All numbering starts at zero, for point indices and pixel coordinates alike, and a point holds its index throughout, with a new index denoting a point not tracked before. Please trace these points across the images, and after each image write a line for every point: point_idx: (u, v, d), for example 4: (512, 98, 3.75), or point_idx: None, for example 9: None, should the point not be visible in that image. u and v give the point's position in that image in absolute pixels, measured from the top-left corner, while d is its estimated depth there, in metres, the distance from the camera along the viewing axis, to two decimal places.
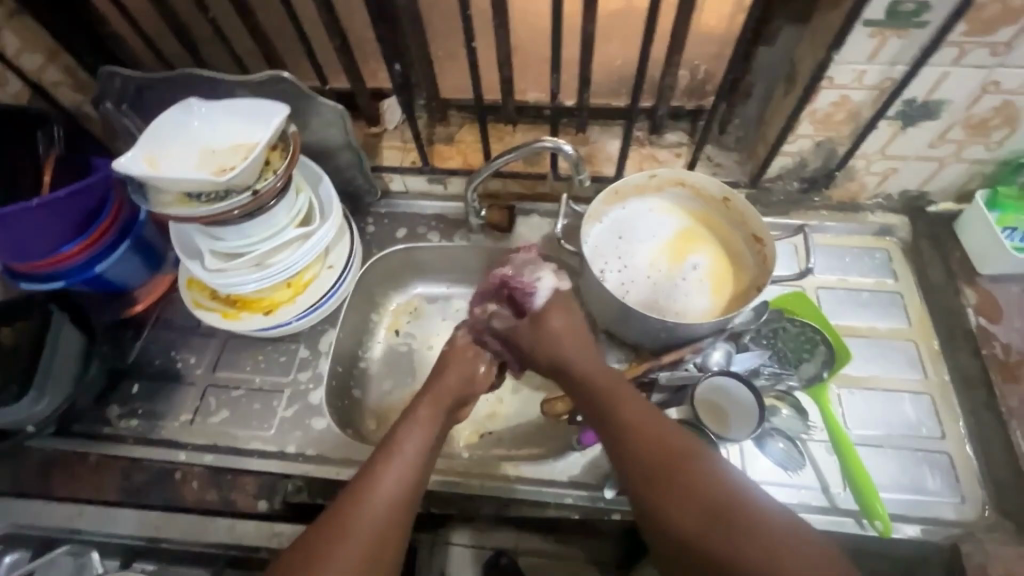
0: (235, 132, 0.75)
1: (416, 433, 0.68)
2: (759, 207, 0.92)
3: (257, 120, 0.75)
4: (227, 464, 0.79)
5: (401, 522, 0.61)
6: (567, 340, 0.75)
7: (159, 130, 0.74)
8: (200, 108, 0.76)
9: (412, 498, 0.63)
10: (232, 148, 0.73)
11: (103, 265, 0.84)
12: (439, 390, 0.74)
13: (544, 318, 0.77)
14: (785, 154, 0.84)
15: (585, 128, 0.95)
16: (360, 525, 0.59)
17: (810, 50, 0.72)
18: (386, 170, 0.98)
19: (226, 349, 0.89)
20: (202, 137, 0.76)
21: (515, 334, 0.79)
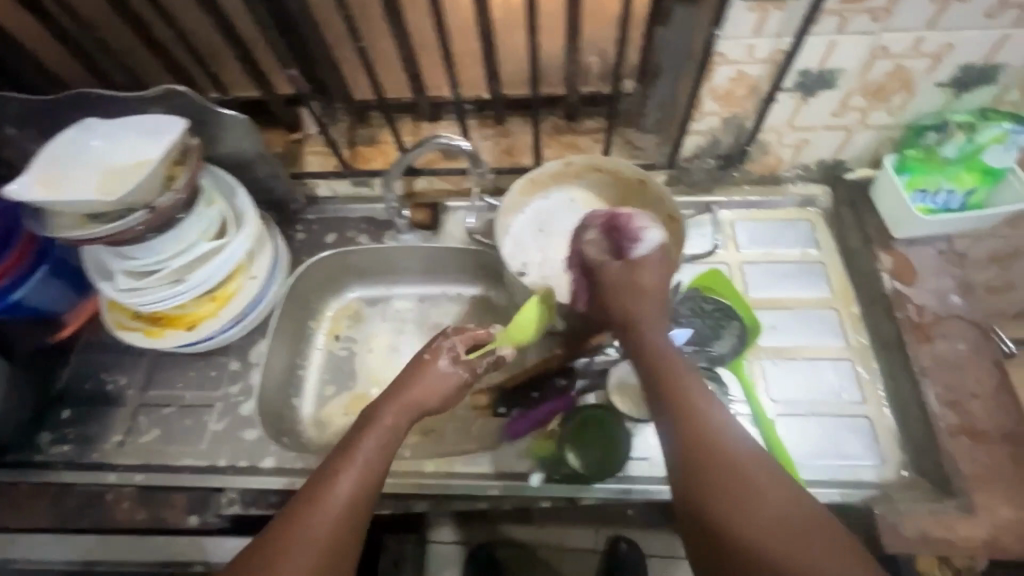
0: (133, 149, 0.73)
1: (373, 438, 0.65)
2: (681, 187, 0.93)
3: (154, 135, 0.74)
4: (157, 482, 0.79)
5: (349, 535, 0.59)
6: (651, 294, 0.65)
7: (56, 153, 0.74)
8: (98, 127, 0.76)
9: (363, 509, 0.60)
10: (131, 165, 0.72)
11: (20, 292, 0.83)
12: (406, 391, 0.70)
13: (640, 271, 0.65)
14: (695, 132, 0.84)
15: (504, 120, 0.95)
16: (313, 532, 0.57)
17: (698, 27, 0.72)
18: (309, 176, 0.97)
19: (157, 367, 0.89)
20: (97, 153, 0.74)
21: (602, 271, 0.66)
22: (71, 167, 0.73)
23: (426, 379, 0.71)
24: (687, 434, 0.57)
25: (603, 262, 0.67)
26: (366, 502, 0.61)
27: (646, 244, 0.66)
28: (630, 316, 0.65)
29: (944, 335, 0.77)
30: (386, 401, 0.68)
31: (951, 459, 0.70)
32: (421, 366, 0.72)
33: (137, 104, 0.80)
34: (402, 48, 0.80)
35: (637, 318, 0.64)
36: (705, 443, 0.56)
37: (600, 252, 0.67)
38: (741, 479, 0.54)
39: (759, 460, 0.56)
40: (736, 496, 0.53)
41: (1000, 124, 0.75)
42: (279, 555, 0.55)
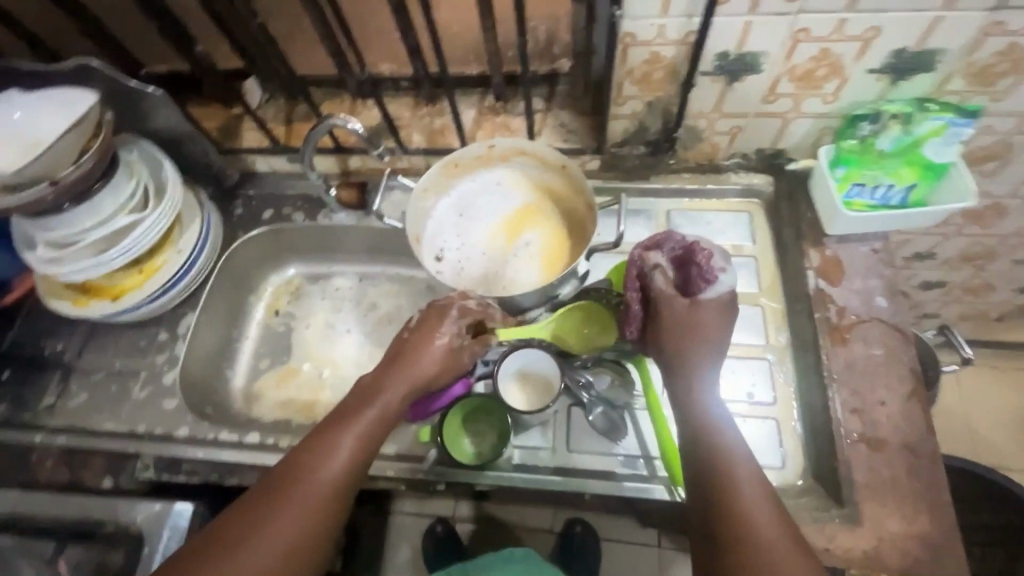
0: (51, 123, 0.74)
1: (370, 417, 0.64)
2: (615, 173, 0.90)
3: (63, 106, 0.75)
4: (80, 444, 0.83)
5: (331, 517, 0.59)
6: (702, 334, 0.63)
7: None
8: (15, 98, 0.76)
9: (347, 489, 0.61)
10: (46, 141, 0.73)
11: None
12: (409, 365, 0.68)
13: (704, 314, 0.63)
14: (620, 116, 0.81)
15: (437, 99, 0.94)
16: (294, 510, 0.58)
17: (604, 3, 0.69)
18: (245, 152, 0.98)
19: (91, 335, 0.92)
20: (20, 126, 0.75)
21: (667, 304, 0.65)
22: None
23: (431, 352, 0.68)
24: (707, 474, 0.56)
25: (673, 295, 0.65)
26: (351, 483, 0.61)
27: (716, 287, 0.65)
28: (681, 352, 0.63)
29: (861, 338, 0.74)
30: (394, 376, 0.67)
31: (846, 467, 0.68)
32: (429, 336, 0.69)
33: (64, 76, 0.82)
34: (317, 23, 0.79)
35: (686, 358, 0.63)
36: (718, 488, 0.55)
37: (667, 282, 0.66)
38: (745, 528, 0.52)
39: (773, 510, 0.54)
40: (739, 543, 0.52)
41: (940, 117, 0.70)
42: (262, 524, 0.57)
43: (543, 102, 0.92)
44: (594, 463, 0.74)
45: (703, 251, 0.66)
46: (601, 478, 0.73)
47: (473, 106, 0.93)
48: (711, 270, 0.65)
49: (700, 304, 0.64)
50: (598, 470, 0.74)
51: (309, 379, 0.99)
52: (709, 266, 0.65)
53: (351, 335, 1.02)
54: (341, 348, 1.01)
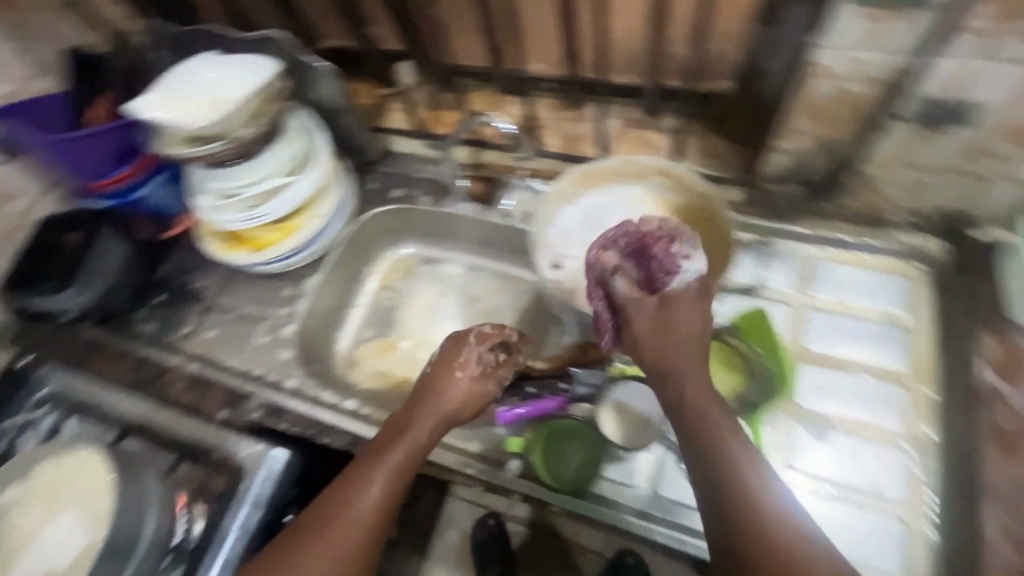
0: (232, 81, 0.81)
1: (399, 453, 0.66)
2: (759, 209, 0.82)
3: (247, 72, 0.82)
4: (206, 375, 0.92)
5: (370, 547, 0.61)
6: (682, 334, 0.59)
7: (171, 76, 0.83)
8: (209, 60, 0.85)
9: (379, 525, 0.62)
10: (227, 97, 0.80)
11: (142, 191, 1.00)
12: (436, 400, 0.70)
13: (678, 310, 0.60)
14: (780, 150, 0.74)
15: (579, 105, 0.92)
16: (328, 546, 0.60)
17: (791, 29, 0.62)
18: (388, 132, 1.03)
19: (232, 277, 1.02)
20: (201, 80, 0.82)
21: (636, 309, 0.62)
22: (176, 89, 0.81)
23: (453, 387, 0.70)
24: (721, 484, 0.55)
25: (638, 297, 0.63)
26: (384, 518, 0.63)
27: (688, 274, 0.62)
28: (672, 364, 0.58)
29: None
30: (421, 411, 0.69)
31: None
32: (451, 372, 0.71)
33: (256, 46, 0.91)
34: None
35: (677, 371, 0.58)
36: (739, 508, 0.53)
37: (627, 283, 0.64)
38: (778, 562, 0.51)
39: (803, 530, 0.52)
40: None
41: None
42: (305, 557, 0.60)
43: (691, 122, 0.87)
44: (681, 515, 0.70)
45: (663, 244, 0.65)
46: (686, 532, 0.69)
47: (616, 117, 0.91)
48: (675, 260, 0.63)
49: (670, 301, 0.61)
50: (683, 524, 0.70)
51: (406, 356, 1.02)
52: (672, 257, 0.64)
53: (451, 322, 1.04)
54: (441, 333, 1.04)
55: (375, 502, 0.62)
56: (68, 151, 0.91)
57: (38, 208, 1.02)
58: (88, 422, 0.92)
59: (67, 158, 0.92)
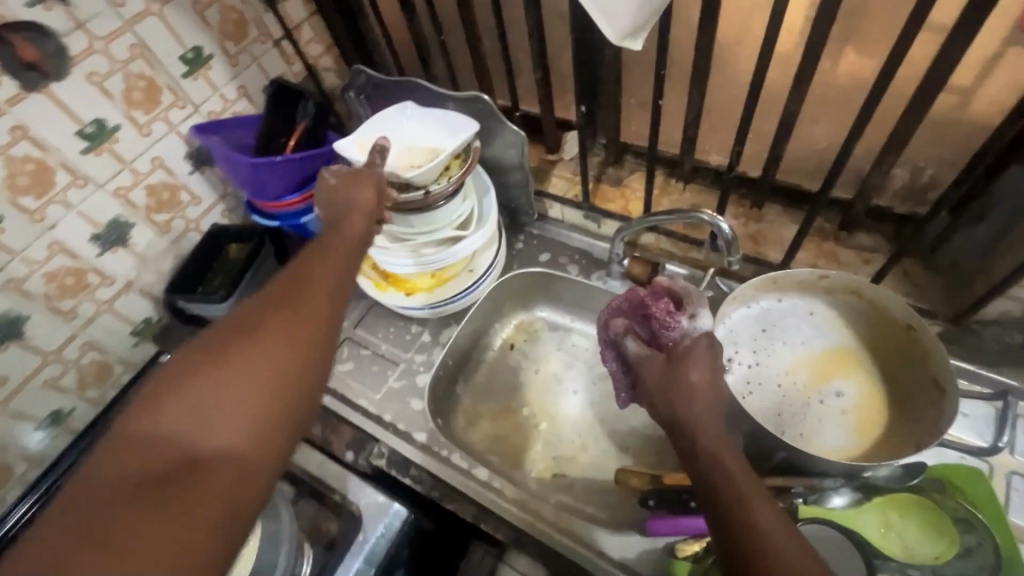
0: (436, 140, 0.85)
1: (343, 241, 0.68)
2: (958, 351, 0.75)
3: (448, 130, 0.84)
4: (337, 409, 0.92)
5: (334, 313, 0.58)
6: (697, 388, 0.58)
7: (375, 122, 0.86)
8: (411, 111, 0.87)
9: (346, 288, 0.63)
10: (428, 156, 0.83)
11: (307, 217, 1.04)
12: (359, 203, 0.74)
13: (687, 366, 0.60)
14: (1009, 297, 0.68)
15: (761, 206, 0.89)
16: (308, 306, 0.56)
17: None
18: (548, 196, 1.03)
19: (370, 312, 1.02)
20: (407, 134, 0.86)
21: (646, 365, 0.64)
22: (383, 137, 0.86)
23: (367, 189, 0.75)
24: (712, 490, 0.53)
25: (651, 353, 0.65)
26: (348, 279, 0.64)
27: (694, 327, 0.65)
28: (676, 419, 0.58)
29: None
30: (349, 215, 0.72)
31: None
32: (363, 178, 0.76)
33: (447, 100, 0.94)
34: (692, 110, 0.79)
35: (681, 424, 0.57)
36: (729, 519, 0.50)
37: (636, 344, 0.68)
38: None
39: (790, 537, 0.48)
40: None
41: None
42: (267, 316, 0.54)
43: (887, 242, 0.82)
44: None
45: (659, 305, 0.69)
46: None
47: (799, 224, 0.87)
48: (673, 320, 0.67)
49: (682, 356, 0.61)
50: None
51: (526, 425, 0.97)
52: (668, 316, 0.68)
53: (576, 398, 0.98)
54: (565, 408, 0.98)
55: (334, 271, 0.62)
56: (259, 173, 0.96)
57: (207, 216, 1.06)
58: None
59: (253, 177, 0.97)
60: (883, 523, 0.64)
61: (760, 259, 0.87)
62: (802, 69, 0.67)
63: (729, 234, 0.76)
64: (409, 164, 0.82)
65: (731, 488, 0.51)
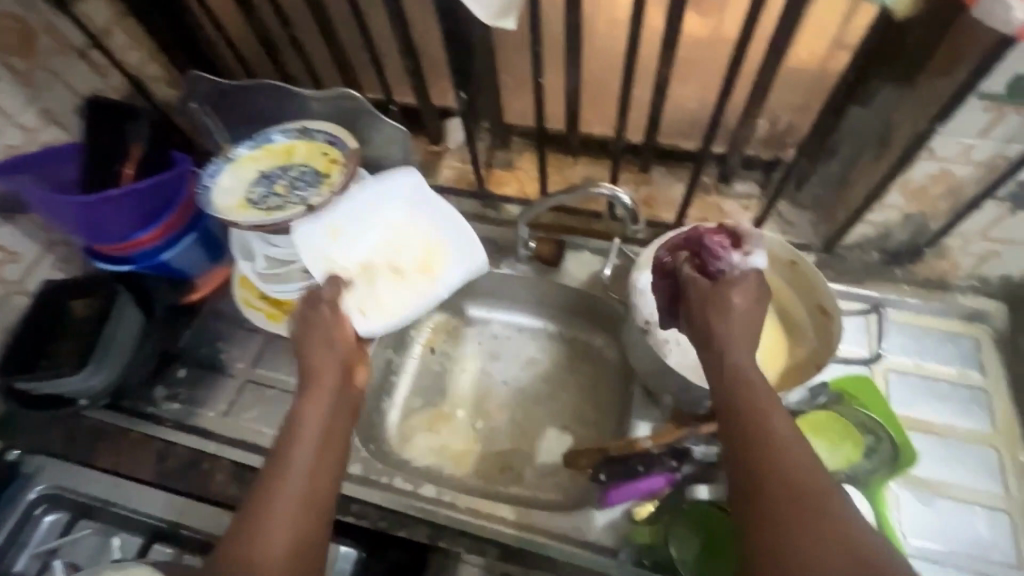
0: (420, 260, 0.81)
1: (312, 439, 0.62)
2: (831, 274, 0.85)
3: (452, 245, 0.81)
4: (250, 462, 0.81)
5: (305, 543, 0.56)
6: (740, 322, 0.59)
7: (369, 206, 0.81)
8: (415, 202, 0.82)
9: (321, 516, 0.59)
10: (398, 282, 0.80)
11: (166, 254, 0.90)
12: (326, 380, 0.66)
13: (738, 299, 0.60)
14: (867, 222, 0.77)
15: (648, 169, 0.92)
16: (270, 553, 0.54)
17: (906, 118, 0.66)
18: (441, 190, 0.99)
19: (269, 346, 0.92)
20: (391, 234, 0.81)
21: (692, 286, 0.63)
22: (358, 230, 0.80)
23: (332, 360, 0.67)
24: (743, 431, 0.54)
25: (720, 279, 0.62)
26: (323, 496, 0.59)
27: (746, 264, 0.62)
28: (726, 346, 0.59)
29: None
30: (315, 388, 0.65)
31: None
32: (332, 346, 0.67)
33: (310, 101, 0.86)
34: (572, 83, 0.79)
35: (726, 352, 0.58)
36: (761, 457, 0.53)
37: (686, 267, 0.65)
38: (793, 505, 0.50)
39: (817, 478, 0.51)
40: (799, 527, 0.49)
41: None
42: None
43: (761, 187, 0.89)
44: None
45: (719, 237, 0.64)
46: None
47: (684, 181, 0.92)
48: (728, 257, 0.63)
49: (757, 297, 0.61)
50: None
51: (462, 428, 0.94)
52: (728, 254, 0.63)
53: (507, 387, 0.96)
54: (498, 401, 0.95)
55: (302, 485, 0.59)
56: (92, 214, 0.81)
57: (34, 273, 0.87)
58: (100, 528, 0.81)
59: (82, 219, 0.81)
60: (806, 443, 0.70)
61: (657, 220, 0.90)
62: (667, 35, 0.69)
63: (629, 205, 0.78)
64: (396, 272, 0.80)
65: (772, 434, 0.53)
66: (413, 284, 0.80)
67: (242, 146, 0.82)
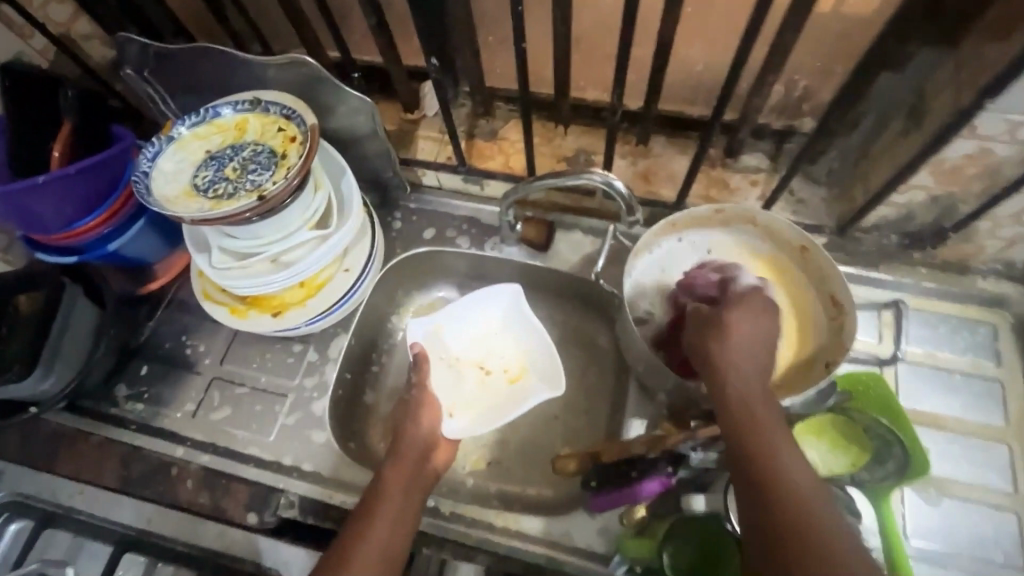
0: (510, 370, 0.82)
1: (394, 499, 0.65)
2: (843, 257, 0.78)
3: (538, 353, 0.80)
4: (221, 467, 0.77)
5: None
6: (738, 347, 0.59)
7: (462, 309, 0.83)
8: (509, 306, 0.82)
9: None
10: (484, 382, 0.82)
11: (116, 242, 0.81)
12: (410, 456, 0.70)
13: (730, 323, 0.60)
14: (889, 204, 0.70)
15: (646, 140, 0.83)
16: None
17: (946, 89, 0.58)
18: (418, 164, 0.89)
19: (236, 340, 0.85)
20: (490, 337, 0.83)
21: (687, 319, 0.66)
22: (459, 328, 0.84)
23: (417, 438, 0.71)
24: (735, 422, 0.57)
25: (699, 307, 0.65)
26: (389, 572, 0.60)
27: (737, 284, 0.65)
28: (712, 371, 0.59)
29: None
30: (402, 463, 0.69)
31: None
32: (420, 425, 0.73)
33: (266, 69, 0.75)
34: (562, 45, 0.69)
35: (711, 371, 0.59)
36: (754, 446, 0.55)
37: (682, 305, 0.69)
38: (802, 509, 0.51)
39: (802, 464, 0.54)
40: (780, 501, 0.52)
41: None
42: None
43: (771, 160, 0.80)
44: None
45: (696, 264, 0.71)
46: None
47: (686, 153, 0.83)
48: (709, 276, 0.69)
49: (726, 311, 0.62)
50: None
51: None
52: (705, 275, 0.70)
53: None
54: None
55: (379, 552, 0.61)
56: (20, 204, 0.71)
57: None
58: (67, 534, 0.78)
59: (8, 208, 0.71)
60: (808, 449, 0.65)
61: (655, 197, 0.82)
62: None
63: (624, 191, 0.70)
64: (484, 374, 0.82)
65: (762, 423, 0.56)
66: (495, 388, 0.81)
67: (185, 124, 0.72)
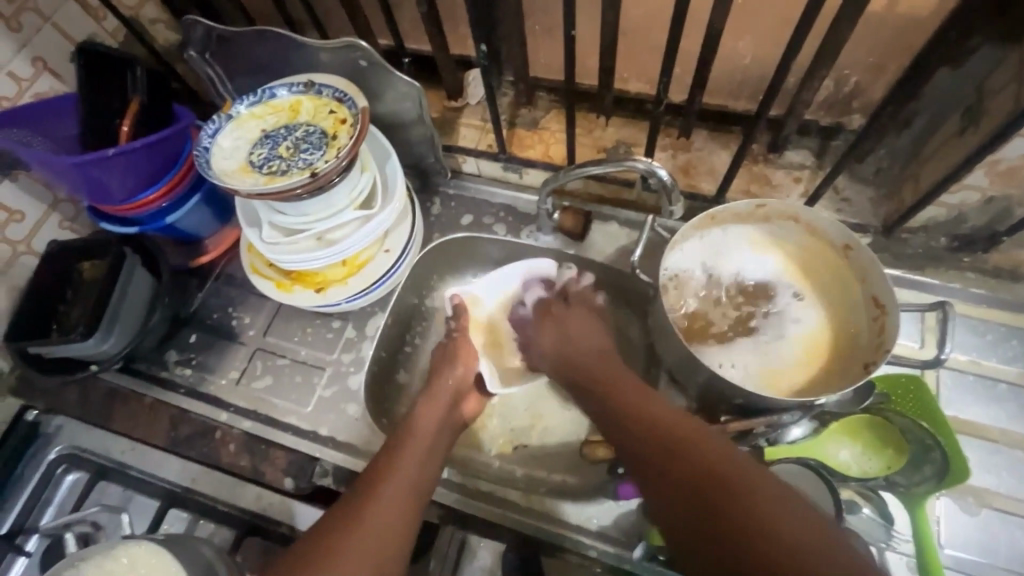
0: None
1: (422, 437, 0.70)
2: (887, 258, 0.76)
3: None
4: (262, 434, 0.81)
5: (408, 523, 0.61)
6: (552, 336, 0.79)
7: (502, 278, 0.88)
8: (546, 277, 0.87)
9: (401, 537, 0.60)
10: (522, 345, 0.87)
11: (173, 216, 0.86)
12: (439, 399, 0.75)
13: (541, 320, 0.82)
14: (939, 204, 0.69)
15: (689, 133, 0.83)
16: (373, 519, 0.60)
17: (1008, 87, 0.57)
18: (459, 150, 0.90)
19: (279, 314, 0.89)
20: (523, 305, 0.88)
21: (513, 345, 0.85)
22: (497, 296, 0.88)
23: (452, 380, 0.78)
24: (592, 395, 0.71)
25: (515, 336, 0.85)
26: (421, 498, 0.64)
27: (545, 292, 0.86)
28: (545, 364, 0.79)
29: None
30: (429, 407, 0.74)
31: None
32: (456, 368, 0.79)
33: (318, 52, 0.78)
34: (610, 35, 0.69)
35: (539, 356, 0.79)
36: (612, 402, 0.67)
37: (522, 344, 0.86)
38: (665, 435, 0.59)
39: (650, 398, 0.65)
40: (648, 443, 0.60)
41: None
42: (347, 533, 0.58)
43: (816, 157, 0.79)
44: None
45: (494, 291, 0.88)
46: None
47: (728, 148, 0.83)
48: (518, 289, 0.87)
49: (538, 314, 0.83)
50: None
51: None
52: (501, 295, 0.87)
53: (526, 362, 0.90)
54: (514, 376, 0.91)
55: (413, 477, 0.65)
56: (89, 176, 0.75)
57: (40, 233, 0.86)
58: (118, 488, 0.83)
59: (78, 179, 0.75)
60: (841, 448, 0.68)
61: (694, 191, 0.82)
62: None
63: (666, 180, 0.69)
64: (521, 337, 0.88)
65: (612, 386, 0.69)
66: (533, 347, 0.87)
67: (243, 103, 0.76)
